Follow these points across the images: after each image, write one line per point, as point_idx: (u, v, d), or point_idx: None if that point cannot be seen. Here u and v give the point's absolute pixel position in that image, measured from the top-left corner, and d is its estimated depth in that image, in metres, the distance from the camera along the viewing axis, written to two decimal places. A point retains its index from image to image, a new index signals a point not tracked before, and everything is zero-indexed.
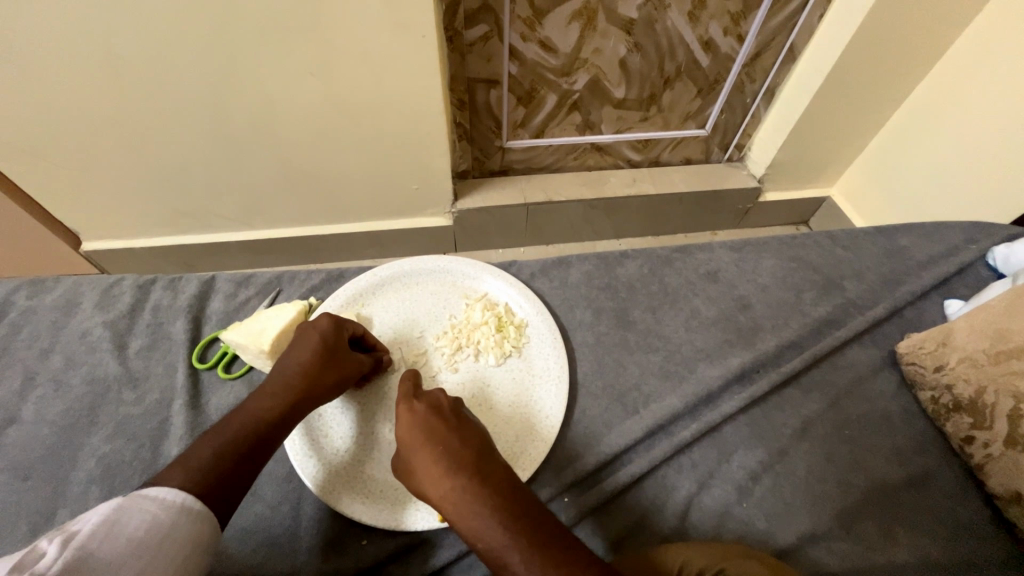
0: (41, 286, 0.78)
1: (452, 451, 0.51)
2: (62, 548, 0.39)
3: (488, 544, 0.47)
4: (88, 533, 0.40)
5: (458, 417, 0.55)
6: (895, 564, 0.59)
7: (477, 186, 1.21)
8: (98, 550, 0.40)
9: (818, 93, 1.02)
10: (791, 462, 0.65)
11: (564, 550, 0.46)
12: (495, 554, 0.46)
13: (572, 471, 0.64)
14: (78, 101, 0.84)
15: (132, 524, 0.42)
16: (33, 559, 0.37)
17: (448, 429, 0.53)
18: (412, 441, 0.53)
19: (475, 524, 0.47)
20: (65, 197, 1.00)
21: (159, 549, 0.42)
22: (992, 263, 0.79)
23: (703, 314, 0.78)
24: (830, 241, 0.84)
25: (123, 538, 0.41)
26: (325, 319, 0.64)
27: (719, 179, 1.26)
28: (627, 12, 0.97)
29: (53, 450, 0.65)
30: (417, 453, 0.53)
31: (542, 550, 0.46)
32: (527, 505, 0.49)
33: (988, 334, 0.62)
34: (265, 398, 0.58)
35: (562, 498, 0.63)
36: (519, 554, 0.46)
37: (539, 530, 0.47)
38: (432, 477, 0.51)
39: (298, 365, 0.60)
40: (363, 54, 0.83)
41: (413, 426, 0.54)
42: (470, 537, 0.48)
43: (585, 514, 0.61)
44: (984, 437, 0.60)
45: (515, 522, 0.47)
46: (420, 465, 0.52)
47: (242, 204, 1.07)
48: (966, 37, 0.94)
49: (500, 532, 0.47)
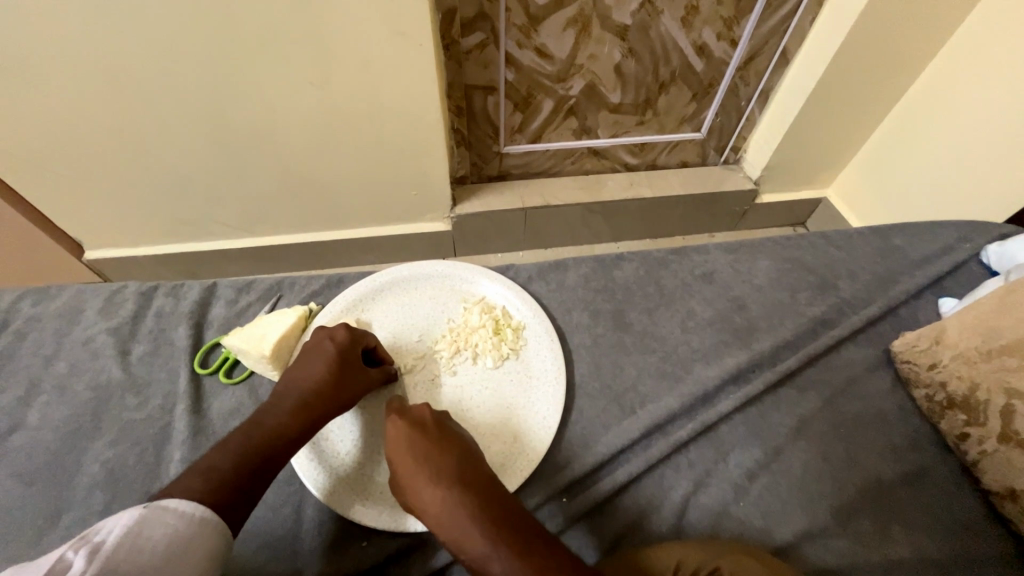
0: (46, 294, 0.79)
1: (436, 464, 0.52)
2: (89, 560, 0.40)
3: (471, 553, 0.48)
4: (112, 545, 0.41)
5: (442, 428, 0.56)
6: (892, 561, 0.59)
7: (475, 191, 1.22)
8: (122, 562, 0.41)
9: (812, 95, 1.03)
10: (787, 461, 0.65)
11: (544, 555, 0.47)
12: (478, 563, 0.47)
13: (566, 474, 0.64)
14: (83, 111, 0.85)
15: (154, 536, 0.44)
16: (62, 569, 0.39)
17: (428, 442, 0.54)
18: (394, 455, 0.54)
19: (458, 534, 0.49)
20: (70, 206, 1.01)
21: (179, 563, 0.44)
22: (986, 261, 0.80)
23: (699, 315, 0.78)
24: (825, 241, 0.85)
25: (146, 549, 0.43)
26: (342, 330, 0.66)
27: (715, 182, 1.27)
28: (622, 18, 0.99)
29: (58, 456, 0.66)
30: (401, 465, 0.54)
31: (524, 557, 0.46)
32: (509, 513, 0.50)
33: (980, 330, 0.62)
34: (283, 414, 0.59)
35: (551, 504, 0.63)
36: (499, 561, 0.47)
37: (521, 537, 0.48)
38: (416, 489, 0.52)
39: (313, 382, 0.61)
40: (361, 62, 0.84)
41: (393, 441, 0.55)
42: (454, 546, 0.49)
43: (577, 518, 0.61)
44: (978, 433, 0.61)
45: (497, 531, 0.48)
46: (405, 478, 0.53)
47: (243, 211, 1.08)
48: (956, 40, 0.96)
49: (482, 541, 0.48)
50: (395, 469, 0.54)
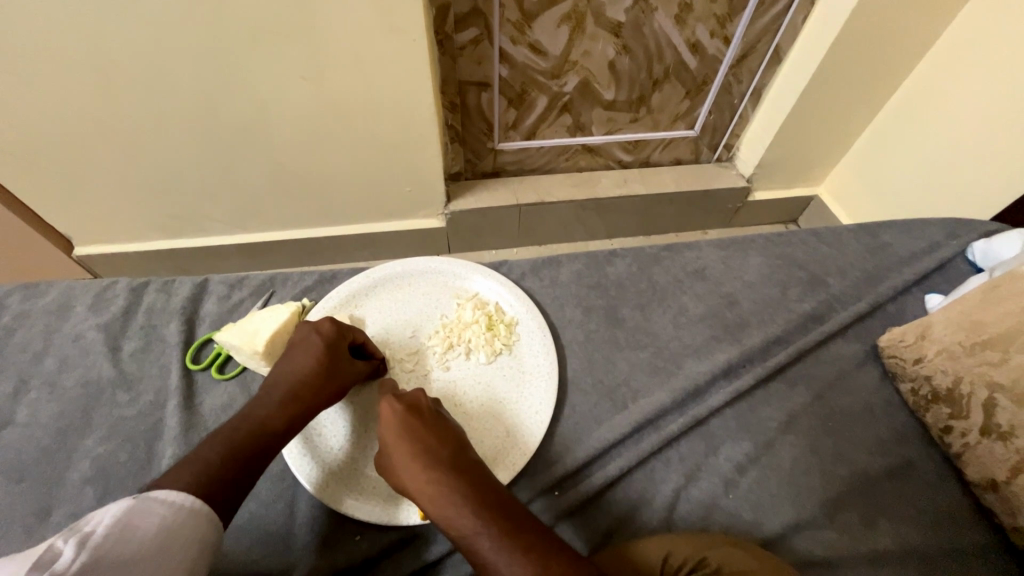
0: (36, 290, 0.79)
1: (428, 446, 0.53)
2: (79, 550, 0.39)
3: (460, 532, 0.48)
4: (102, 534, 0.41)
5: (436, 414, 0.57)
6: (878, 552, 0.60)
7: (469, 187, 1.22)
8: (113, 551, 0.41)
9: (804, 94, 1.04)
10: (776, 455, 0.66)
11: (534, 537, 0.47)
12: (467, 543, 0.47)
13: (560, 467, 0.65)
14: (72, 106, 0.85)
15: (143, 525, 0.44)
16: (50, 559, 0.38)
17: (424, 425, 0.55)
18: (388, 435, 0.55)
19: (449, 514, 0.49)
20: (59, 202, 1.01)
21: (169, 552, 0.44)
22: (972, 258, 0.81)
23: (691, 311, 0.79)
24: (815, 238, 0.86)
25: (136, 539, 0.42)
26: (328, 323, 0.66)
27: (708, 179, 1.28)
28: (615, 15, 0.99)
29: (47, 453, 0.66)
30: (394, 447, 0.54)
31: (514, 537, 0.47)
32: (499, 495, 0.50)
33: (965, 326, 0.63)
34: (272, 407, 0.59)
35: (548, 495, 0.64)
36: (490, 540, 0.47)
37: (512, 520, 0.48)
38: (410, 471, 0.52)
39: (301, 374, 0.61)
40: (354, 57, 0.84)
41: (389, 422, 0.55)
42: (445, 525, 0.49)
43: (573, 509, 0.62)
44: (961, 427, 0.62)
45: (487, 511, 0.48)
46: (398, 460, 0.53)
47: (236, 206, 1.07)
48: (945, 40, 0.97)
49: (474, 520, 0.48)
50: (389, 451, 0.54)
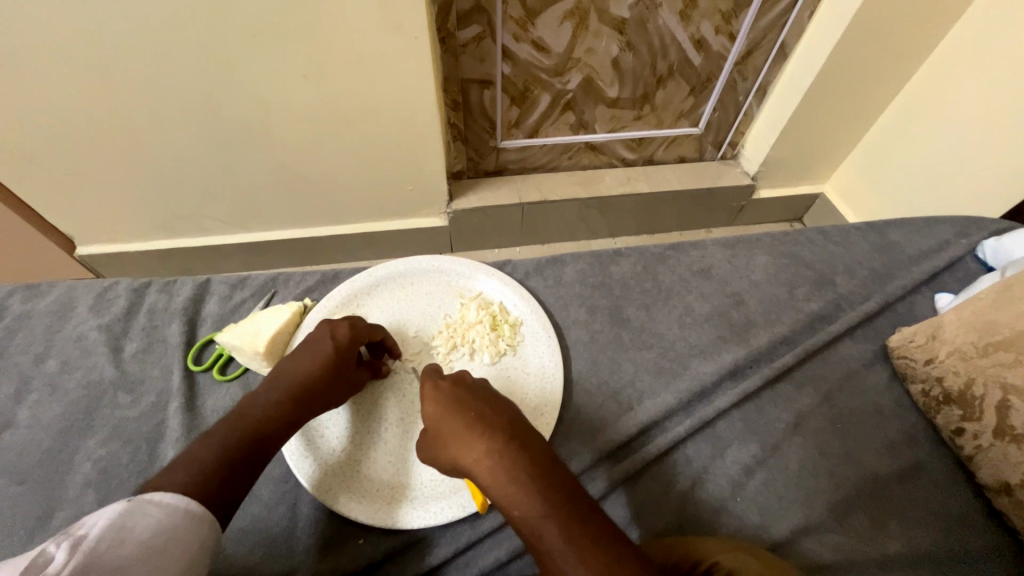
0: (37, 291, 0.78)
1: (486, 421, 0.52)
2: (70, 554, 0.39)
3: (522, 514, 0.47)
4: (95, 537, 0.41)
5: (487, 391, 0.56)
6: (887, 556, 0.59)
7: (472, 186, 1.21)
8: (106, 554, 0.40)
9: (810, 92, 1.03)
10: (784, 457, 0.65)
11: (600, 525, 0.46)
12: (531, 525, 0.46)
13: (599, 444, 0.66)
14: (72, 106, 0.84)
15: (138, 527, 0.43)
16: (41, 564, 0.38)
17: (478, 402, 0.54)
18: (441, 412, 0.54)
19: (511, 493, 0.48)
20: (61, 202, 1.00)
21: (165, 554, 0.43)
22: (982, 257, 0.80)
23: (696, 311, 0.78)
24: (821, 237, 0.85)
25: (131, 542, 0.42)
26: (345, 326, 0.64)
27: (713, 177, 1.27)
28: (620, 11, 0.98)
29: (48, 456, 0.65)
30: (448, 424, 0.53)
31: (581, 524, 0.46)
32: (561, 476, 0.49)
33: (977, 327, 0.62)
34: (270, 405, 0.58)
35: (593, 470, 0.65)
36: (555, 524, 0.46)
37: (577, 504, 0.47)
38: (465, 446, 0.51)
39: (304, 375, 0.61)
40: (356, 56, 0.83)
41: (441, 402, 0.55)
42: (506, 505, 0.48)
43: (619, 485, 0.63)
44: (973, 429, 0.61)
45: (548, 493, 0.47)
46: (452, 437, 0.52)
47: (237, 206, 1.07)
48: (954, 36, 0.95)
49: (536, 501, 0.47)
50: (439, 427, 0.54)
